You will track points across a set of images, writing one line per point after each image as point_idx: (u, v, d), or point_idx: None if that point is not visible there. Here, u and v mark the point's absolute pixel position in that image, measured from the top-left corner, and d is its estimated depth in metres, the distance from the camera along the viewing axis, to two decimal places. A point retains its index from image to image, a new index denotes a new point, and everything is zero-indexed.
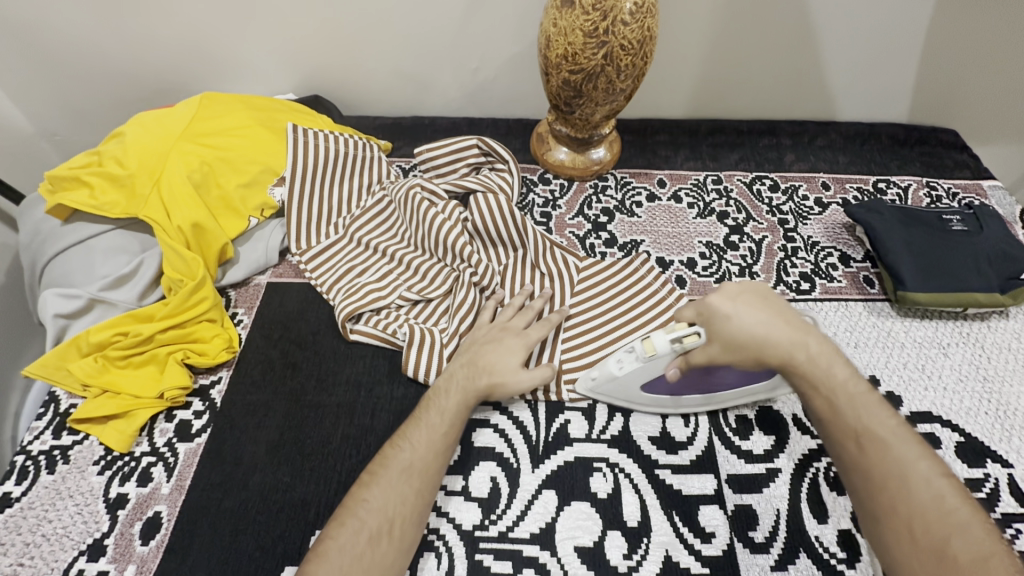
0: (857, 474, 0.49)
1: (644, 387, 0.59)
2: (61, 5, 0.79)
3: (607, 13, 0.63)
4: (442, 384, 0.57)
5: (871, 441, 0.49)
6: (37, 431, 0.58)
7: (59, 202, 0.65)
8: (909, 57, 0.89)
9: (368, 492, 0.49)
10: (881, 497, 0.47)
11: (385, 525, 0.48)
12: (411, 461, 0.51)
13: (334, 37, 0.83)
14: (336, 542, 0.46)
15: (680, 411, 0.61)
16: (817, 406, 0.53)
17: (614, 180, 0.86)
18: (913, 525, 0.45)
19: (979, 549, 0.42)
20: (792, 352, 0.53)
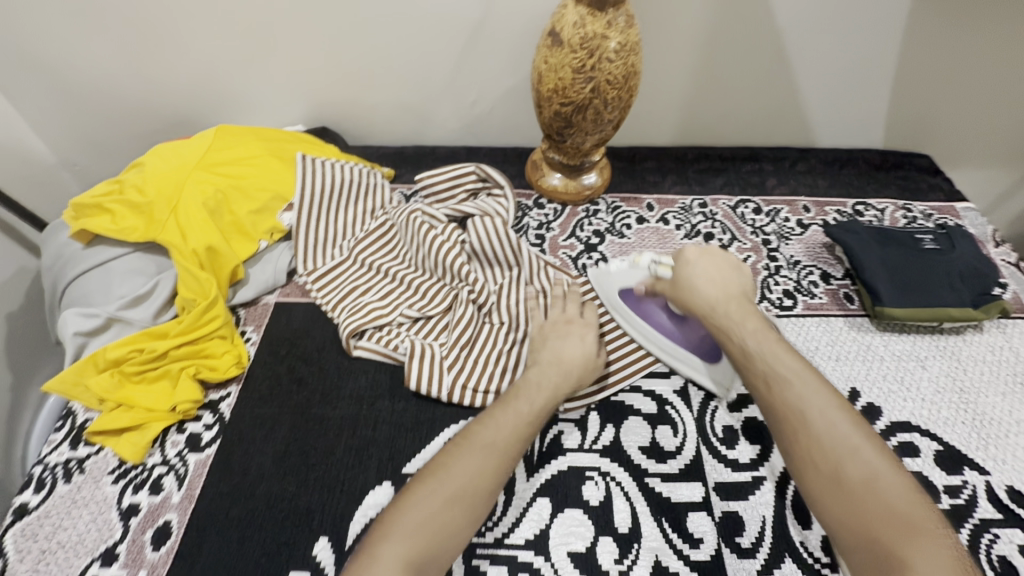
0: (768, 412, 0.56)
1: (620, 292, 0.74)
2: (88, 45, 0.85)
3: (593, 51, 0.68)
4: (533, 376, 0.62)
5: (777, 381, 0.56)
6: (55, 443, 0.60)
7: (82, 227, 0.69)
8: (881, 88, 0.95)
9: (453, 459, 0.53)
10: (788, 428, 0.54)
11: (460, 491, 0.51)
12: (493, 440, 0.55)
13: (342, 74, 0.90)
14: (417, 496, 0.50)
15: (628, 325, 0.73)
16: (735, 354, 0.61)
17: (605, 204, 0.91)
18: (814, 451, 0.51)
19: (867, 468, 0.48)
20: (713, 310, 0.64)
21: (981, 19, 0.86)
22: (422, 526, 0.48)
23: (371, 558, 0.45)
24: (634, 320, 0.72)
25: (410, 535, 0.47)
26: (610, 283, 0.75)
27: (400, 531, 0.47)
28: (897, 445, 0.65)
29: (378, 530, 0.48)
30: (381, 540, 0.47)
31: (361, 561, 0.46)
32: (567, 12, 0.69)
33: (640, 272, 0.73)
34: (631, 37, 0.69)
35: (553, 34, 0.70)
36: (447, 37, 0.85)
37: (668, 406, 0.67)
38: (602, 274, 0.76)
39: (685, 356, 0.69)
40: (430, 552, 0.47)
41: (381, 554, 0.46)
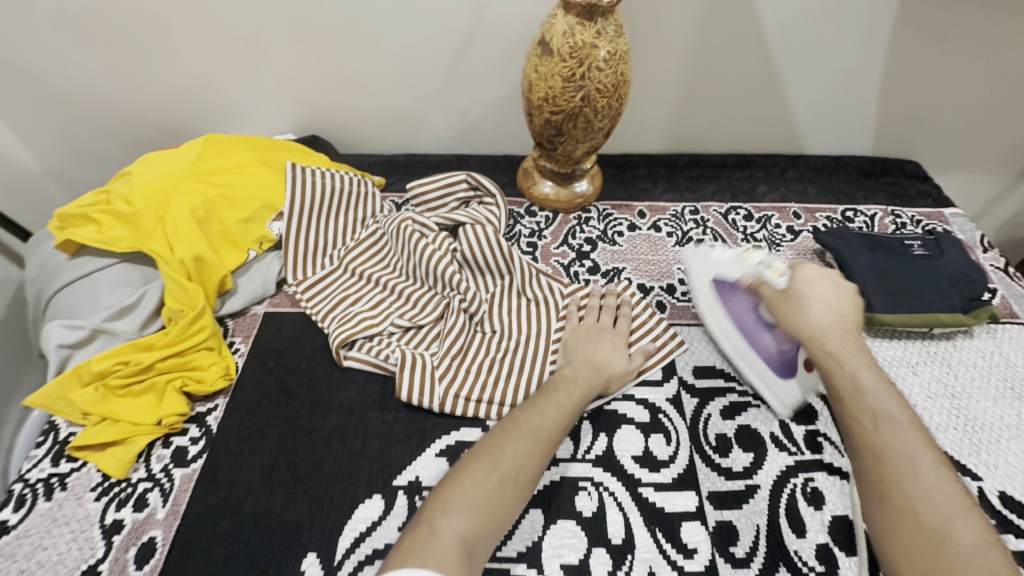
0: (868, 452, 0.52)
1: (716, 280, 0.75)
2: (75, 53, 0.85)
3: (583, 60, 0.68)
4: (569, 371, 0.64)
5: (886, 421, 0.53)
6: (36, 459, 0.59)
7: (67, 238, 0.68)
8: (869, 95, 0.96)
9: (504, 442, 0.54)
10: (884, 471, 0.50)
11: (513, 472, 0.52)
12: (538, 426, 0.57)
13: (332, 82, 0.89)
14: (471, 475, 0.51)
15: (700, 293, 0.76)
16: (840, 385, 0.57)
17: (596, 212, 0.91)
18: (914, 503, 0.47)
19: (978, 537, 0.44)
20: (823, 334, 0.60)
21: (964, 27, 0.87)
22: (479, 502, 0.49)
23: (431, 531, 0.46)
24: (708, 292, 0.75)
25: (467, 511, 0.48)
26: (699, 258, 0.77)
27: (457, 507, 0.48)
28: None
29: (435, 503, 0.49)
30: (438, 513, 0.48)
31: (421, 533, 0.46)
32: (556, 21, 0.69)
33: (743, 267, 0.73)
34: (620, 46, 0.69)
35: (543, 43, 0.70)
36: (437, 46, 0.85)
37: (661, 414, 0.66)
38: (693, 249, 0.79)
39: (755, 361, 0.69)
40: (484, 528, 0.48)
41: (439, 527, 0.47)
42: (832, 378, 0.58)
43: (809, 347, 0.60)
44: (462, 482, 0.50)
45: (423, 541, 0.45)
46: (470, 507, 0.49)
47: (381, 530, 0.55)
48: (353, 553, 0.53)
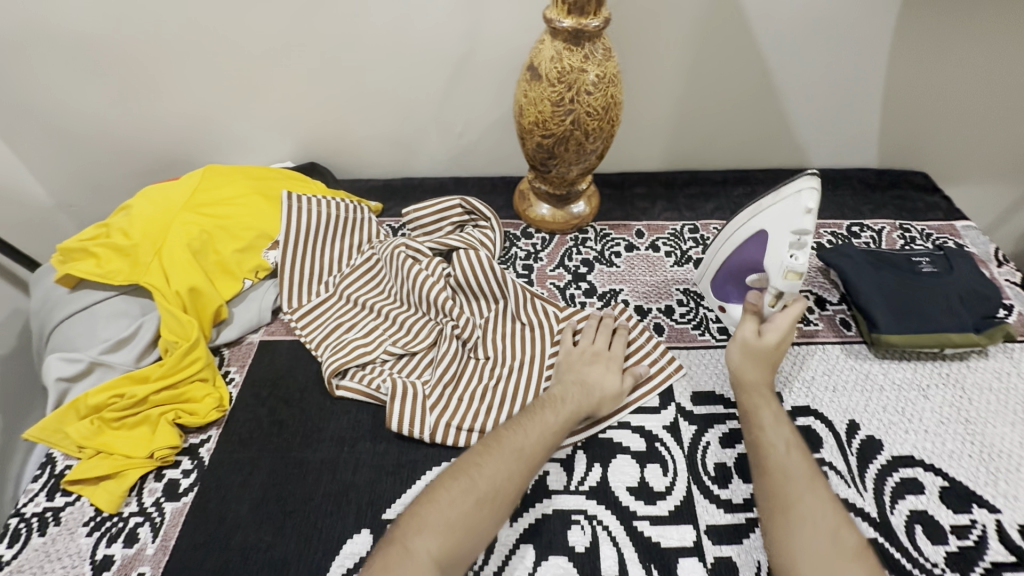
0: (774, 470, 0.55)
1: (761, 231, 0.66)
2: (83, 90, 0.88)
3: (571, 84, 0.68)
4: (558, 392, 0.63)
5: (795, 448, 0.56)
6: (32, 493, 0.60)
7: (67, 272, 0.69)
8: (871, 108, 0.94)
9: (484, 458, 0.55)
10: (785, 488, 0.53)
11: (486, 492, 0.52)
12: (522, 446, 0.56)
13: (330, 111, 0.91)
14: (449, 494, 0.51)
15: (746, 215, 0.67)
16: (763, 416, 0.60)
17: (594, 232, 0.90)
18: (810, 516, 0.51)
19: (857, 543, 0.48)
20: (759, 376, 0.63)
21: (967, 37, 0.86)
22: (453, 521, 0.50)
23: (404, 549, 0.47)
24: (745, 226, 0.67)
25: (441, 532, 0.49)
26: (780, 211, 0.63)
27: (431, 526, 0.49)
28: (900, 481, 0.62)
29: (410, 521, 0.50)
30: (413, 531, 0.49)
31: (394, 548, 0.48)
32: (544, 46, 0.69)
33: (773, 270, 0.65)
34: (610, 69, 0.69)
35: (531, 69, 0.70)
36: (430, 72, 0.86)
37: (658, 443, 0.65)
38: (793, 198, 0.62)
39: (715, 273, 0.75)
40: (458, 548, 0.49)
41: (414, 545, 0.48)
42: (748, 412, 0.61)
43: (743, 387, 0.63)
44: (437, 497, 0.51)
45: (396, 560, 0.46)
46: (440, 524, 0.49)
47: None
48: None
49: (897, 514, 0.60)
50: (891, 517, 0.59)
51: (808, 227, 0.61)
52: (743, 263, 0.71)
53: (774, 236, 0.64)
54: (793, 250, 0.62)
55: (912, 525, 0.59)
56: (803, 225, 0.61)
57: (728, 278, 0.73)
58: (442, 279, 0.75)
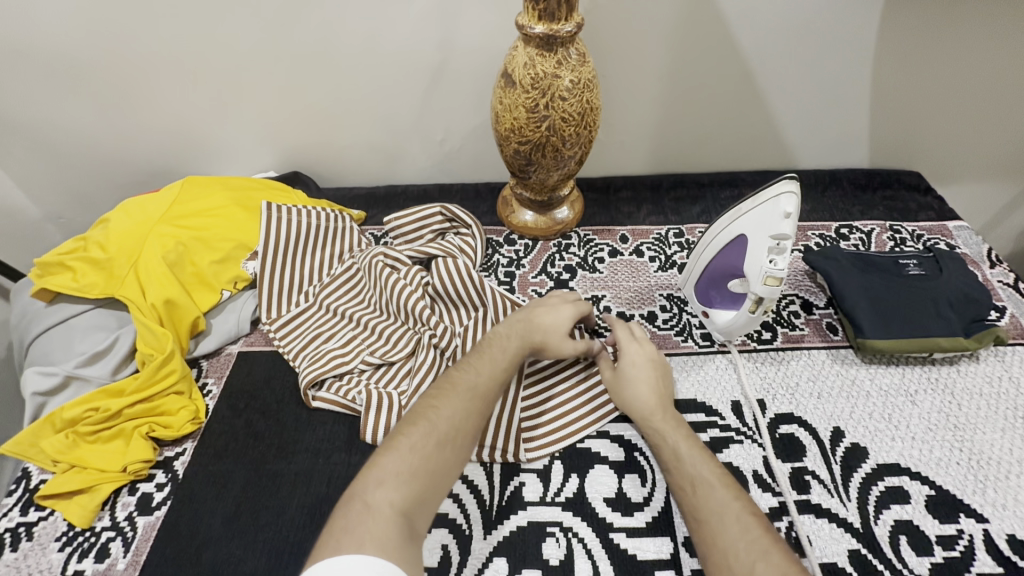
0: (690, 516, 0.53)
1: (740, 235, 0.64)
2: (66, 104, 0.88)
3: (545, 90, 0.67)
4: (503, 330, 0.65)
5: (702, 484, 0.54)
6: (7, 507, 0.60)
7: (43, 287, 0.70)
8: (858, 108, 0.93)
9: (438, 403, 0.55)
10: (704, 535, 0.51)
11: (444, 434, 0.53)
12: (475, 384, 0.58)
13: (312, 120, 0.91)
14: (408, 441, 0.51)
15: (724, 221, 0.66)
16: (665, 455, 0.58)
17: (577, 238, 0.89)
18: (725, 558, 0.48)
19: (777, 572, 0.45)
20: (647, 415, 0.61)
21: (952, 34, 0.84)
22: (416, 467, 0.49)
23: (365, 506, 0.46)
24: (723, 231, 0.66)
25: (403, 480, 0.48)
26: (757, 216, 0.62)
27: (392, 478, 0.48)
28: (885, 490, 0.61)
29: (369, 475, 0.48)
30: (372, 485, 0.48)
31: (355, 506, 0.46)
32: (517, 53, 0.68)
33: (750, 273, 0.62)
34: (585, 73, 0.68)
35: (506, 75, 0.70)
36: (409, 80, 0.85)
37: (637, 453, 0.63)
38: (770, 204, 0.61)
39: (696, 278, 0.73)
40: (423, 492, 0.49)
41: (373, 499, 0.46)
42: (658, 451, 0.59)
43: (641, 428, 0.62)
44: (393, 446, 0.51)
45: (357, 519, 0.45)
46: (392, 474, 0.48)
47: None
48: None
49: (882, 525, 0.58)
50: (875, 528, 0.58)
51: (787, 230, 0.59)
52: (725, 269, 0.69)
53: (753, 241, 0.62)
54: (771, 254, 0.60)
55: (896, 536, 0.57)
56: (781, 230, 0.60)
57: (711, 282, 0.72)
58: (420, 287, 0.74)
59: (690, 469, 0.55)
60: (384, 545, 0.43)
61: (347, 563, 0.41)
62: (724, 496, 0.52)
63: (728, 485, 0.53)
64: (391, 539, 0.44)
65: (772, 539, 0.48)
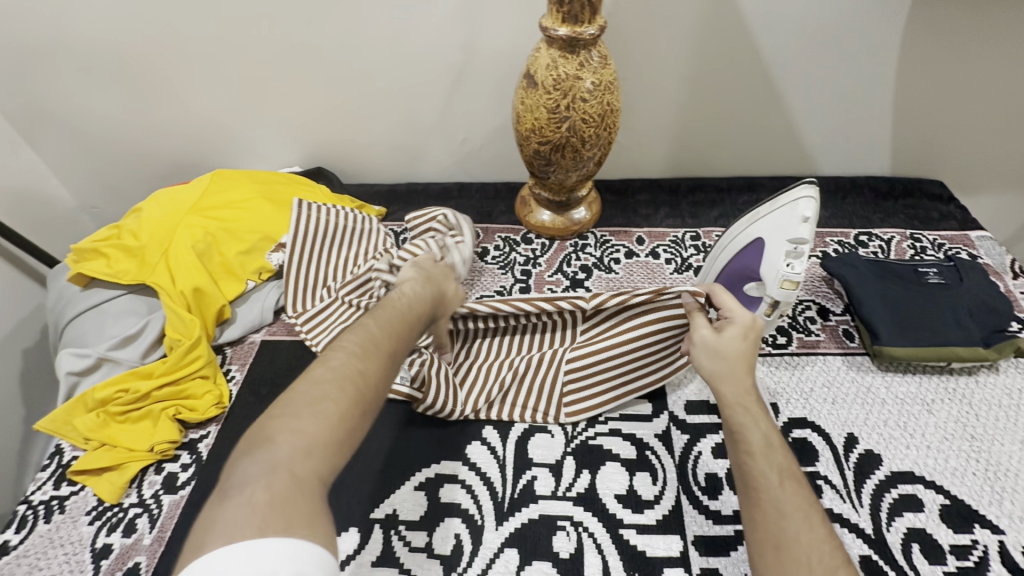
0: (767, 505, 0.46)
1: (757, 238, 0.64)
2: (103, 98, 0.92)
3: (567, 91, 0.68)
4: (410, 291, 0.60)
5: (791, 479, 0.47)
6: (40, 482, 0.62)
7: (79, 271, 0.73)
8: (881, 115, 0.93)
9: (368, 366, 0.46)
10: (776, 528, 0.45)
11: (369, 399, 0.44)
12: (392, 347, 0.50)
13: (337, 117, 0.93)
14: (337, 406, 0.42)
15: (744, 223, 0.66)
16: (752, 439, 0.50)
17: (594, 238, 0.90)
18: (804, 556, 0.42)
19: None
20: (743, 390, 0.54)
21: (980, 42, 0.83)
22: (342, 440, 0.41)
23: (291, 479, 0.38)
24: (742, 234, 0.66)
25: (327, 452, 0.40)
26: (776, 220, 0.62)
27: (318, 449, 0.40)
28: (898, 498, 0.60)
29: (292, 442, 0.39)
30: (295, 453, 0.39)
31: (276, 480, 0.37)
32: (540, 55, 0.69)
33: (766, 276, 0.62)
34: (606, 75, 0.69)
35: (528, 76, 0.71)
36: (432, 79, 0.87)
37: (648, 451, 0.64)
38: (790, 208, 0.61)
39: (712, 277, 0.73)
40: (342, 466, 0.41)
41: (296, 470, 0.38)
42: (738, 431, 0.52)
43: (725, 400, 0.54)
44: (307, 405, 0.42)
45: (283, 495, 0.36)
46: (317, 444, 0.40)
47: (354, 564, 0.56)
48: None
49: (894, 532, 0.58)
50: (887, 535, 0.58)
51: (805, 233, 0.59)
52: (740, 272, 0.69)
53: (770, 244, 0.62)
54: (788, 257, 0.60)
55: (909, 544, 0.57)
56: (800, 234, 0.59)
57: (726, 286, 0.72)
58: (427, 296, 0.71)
59: (777, 460, 0.49)
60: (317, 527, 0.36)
61: (282, 547, 0.33)
62: (806, 498, 0.46)
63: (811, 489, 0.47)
64: (318, 515, 0.37)
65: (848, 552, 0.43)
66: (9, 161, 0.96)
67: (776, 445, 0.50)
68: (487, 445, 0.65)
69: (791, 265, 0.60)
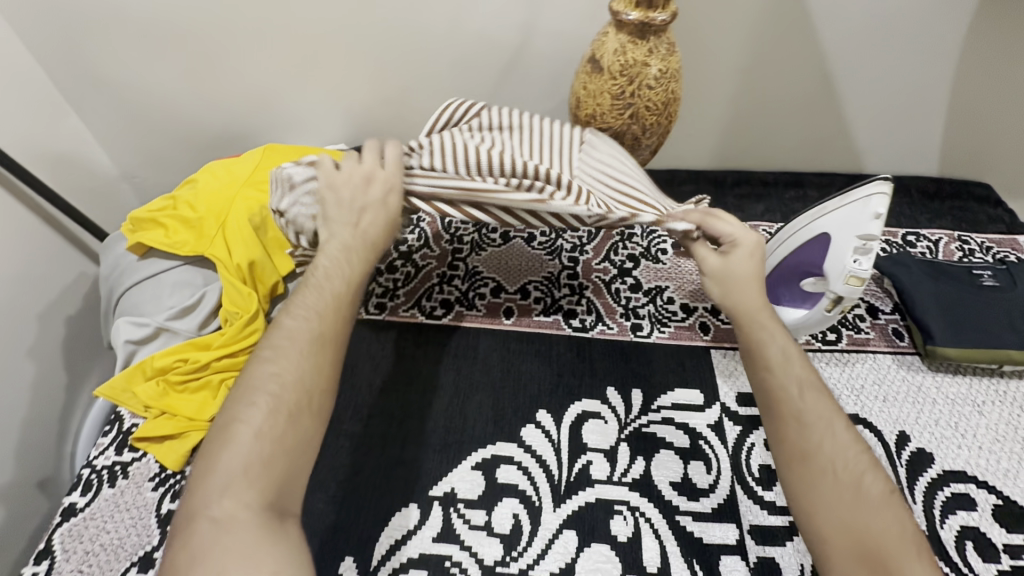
0: (790, 421, 0.48)
1: (822, 234, 0.64)
2: (151, 68, 0.91)
3: (633, 77, 0.67)
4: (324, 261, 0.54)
5: (810, 391, 0.49)
6: (102, 447, 0.63)
7: (138, 241, 0.73)
8: (934, 115, 0.92)
9: (283, 367, 0.46)
10: (800, 437, 0.47)
11: (291, 403, 0.45)
12: (319, 330, 0.49)
13: (386, 96, 0.92)
14: (248, 427, 0.43)
15: (806, 218, 0.65)
16: (771, 355, 0.52)
17: (640, 228, 0.90)
18: (829, 465, 0.45)
19: (884, 487, 0.44)
20: (757, 310, 0.54)
21: None
22: (267, 452, 0.42)
23: (213, 522, 0.39)
24: (802, 229, 0.65)
25: (254, 472, 0.41)
26: (843, 215, 0.62)
27: (239, 475, 0.41)
28: (951, 496, 0.61)
29: (211, 482, 0.41)
30: (214, 492, 0.40)
31: (200, 527, 0.39)
32: (608, 38, 0.68)
33: (830, 271, 0.63)
34: (672, 63, 0.68)
35: (593, 60, 0.70)
36: (487, 62, 0.86)
37: (702, 441, 0.64)
38: (860, 203, 0.60)
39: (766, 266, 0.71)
40: (284, 477, 0.43)
41: (219, 509, 0.39)
42: (757, 350, 0.53)
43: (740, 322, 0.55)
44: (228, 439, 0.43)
45: (207, 539, 0.38)
46: (238, 475, 0.41)
47: (415, 539, 0.58)
48: (388, 559, 0.56)
49: (947, 529, 0.59)
50: (941, 532, 0.59)
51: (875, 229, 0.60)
52: (799, 265, 0.69)
53: (836, 240, 0.62)
54: (856, 254, 0.61)
55: (962, 541, 0.58)
56: (869, 230, 0.60)
57: (782, 279, 0.71)
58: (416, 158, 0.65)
59: (798, 374, 0.50)
60: (256, 561, 0.37)
61: None
62: (828, 406, 0.49)
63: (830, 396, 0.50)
64: (256, 544, 0.38)
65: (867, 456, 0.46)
66: (57, 127, 0.96)
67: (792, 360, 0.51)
68: (541, 428, 0.65)
69: (858, 262, 0.61)
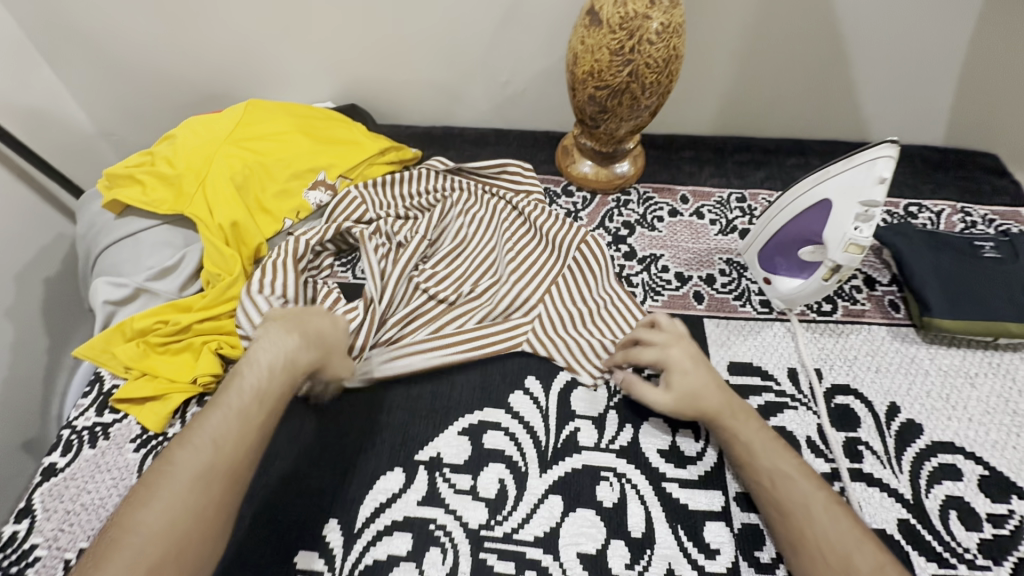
0: (775, 510, 0.52)
1: (824, 200, 0.62)
2: (122, 16, 0.86)
3: (634, 32, 0.64)
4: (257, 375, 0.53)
5: (782, 478, 0.53)
6: (83, 408, 0.62)
7: (115, 198, 0.70)
8: (947, 80, 0.88)
9: (187, 482, 0.46)
10: (790, 526, 0.51)
11: (182, 524, 0.44)
12: (223, 442, 0.48)
13: (373, 51, 0.88)
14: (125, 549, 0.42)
15: (809, 182, 0.63)
16: (738, 452, 0.56)
17: (636, 194, 0.87)
18: (820, 551, 0.49)
19: (875, 562, 0.47)
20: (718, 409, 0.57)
21: None
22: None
23: None
24: (805, 195, 0.64)
25: None
26: (847, 180, 0.60)
27: None
28: (938, 466, 0.61)
29: None
30: None
31: None
32: None
33: (829, 237, 0.62)
34: (675, 17, 0.64)
35: (592, 13, 0.67)
36: (478, 12, 0.81)
37: None
38: (866, 167, 0.58)
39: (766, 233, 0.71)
40: None
41: None
42: (728, 448, 0.56)
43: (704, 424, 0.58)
44: (146, 505, 0.45)
45: None
46: None
47: (400, 502, 0.57)
48: (373, 521, 0.56)
49: (932, 498, 0.59)
50: (925, 500, 0.59)
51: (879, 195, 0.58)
52: (798, 233, 0.67)
53: (838, 206, 0.60)
54: (857, 221, 0.59)
55: (946, 510, 0.58)
56: (873, 196, 0.58)
57: (778, 250, 0.71)
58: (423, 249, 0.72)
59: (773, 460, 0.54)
60: None
61: None
62: (809, 486, 0.52)
63: (809, 476, 0.53)
64: None
65: (858, 534, 0.49)
66: (27, 79, 0.91)
67: (757, 453, 0.54)
68: (529, 395, 0.65)
69: (858, 228, 0.60)
